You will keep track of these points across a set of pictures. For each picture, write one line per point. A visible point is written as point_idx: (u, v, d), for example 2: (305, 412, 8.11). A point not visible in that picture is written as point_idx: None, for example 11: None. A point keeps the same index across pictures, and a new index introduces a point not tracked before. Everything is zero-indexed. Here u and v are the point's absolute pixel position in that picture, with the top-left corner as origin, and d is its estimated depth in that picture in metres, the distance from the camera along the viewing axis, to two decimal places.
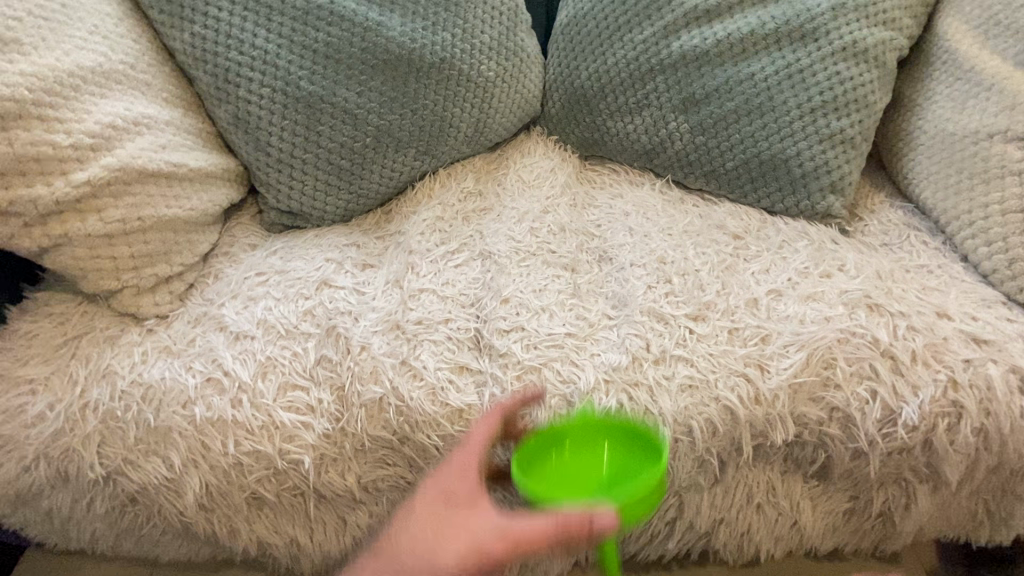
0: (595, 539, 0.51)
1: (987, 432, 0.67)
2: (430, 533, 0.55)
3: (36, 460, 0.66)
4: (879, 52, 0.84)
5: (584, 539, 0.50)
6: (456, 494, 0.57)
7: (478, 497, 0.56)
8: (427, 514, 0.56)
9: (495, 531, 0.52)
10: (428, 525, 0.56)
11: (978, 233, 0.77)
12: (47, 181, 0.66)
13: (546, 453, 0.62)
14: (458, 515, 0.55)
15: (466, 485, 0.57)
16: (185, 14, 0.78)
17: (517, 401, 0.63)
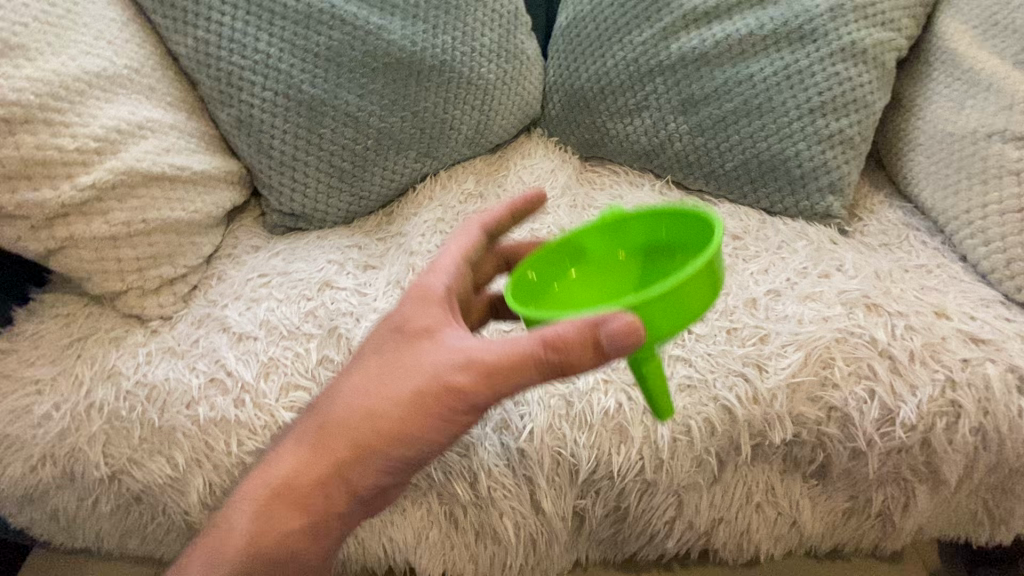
0: (614, 357, 0.45)
1: (985, 432, 0.67)
2: (385, 352, 0.55)
3: (43, 459, 0.67)
4: (878, 53, 0.85)
5: (588, 363, 0.45)
6: (414, 325, 0.54)
7: (441, 324, 0.54)
8: (381, 355, 0.55)
9: (448, 365, 0.51)
10: (382, 365, 0.54)
11: (977, 233, 0.77)
12: (53, 184, 0.67)
13: (549, 284, 0.58)
14: (414, 344, 0.54)
15: (427, 317, 0.54)
16: (188, 19, 0.79)
17: (513, 212, 0.62)
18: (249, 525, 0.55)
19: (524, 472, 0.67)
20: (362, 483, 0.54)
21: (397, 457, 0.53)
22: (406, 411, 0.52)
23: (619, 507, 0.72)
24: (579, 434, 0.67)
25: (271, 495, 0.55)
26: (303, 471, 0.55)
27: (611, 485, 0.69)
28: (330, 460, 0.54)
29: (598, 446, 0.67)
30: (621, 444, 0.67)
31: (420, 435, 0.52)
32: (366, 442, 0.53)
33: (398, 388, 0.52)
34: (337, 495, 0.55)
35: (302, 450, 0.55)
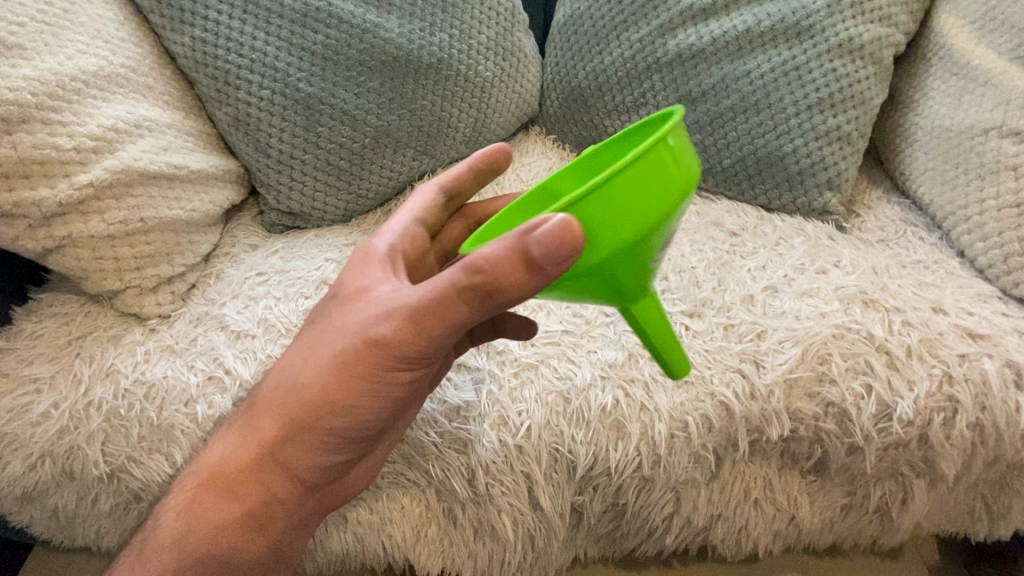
0: (551, 269, 0.42)
1: (982, 426, 0.67)
2: (320, 322, 0.58)
3: (42, 458, 0.67)
4: (875, 49, 0.85)
5: (521, 285, 0.44)
6: (350, 287, 0.57)
7: (374, 283, 0.56)
8: (317, 325, 0.58)
9: (369, 322, 0.53)
10: (316, 335, 0.57)
11: (974, 228, 0.77)
12: (50, 184, 0.67)
13: None
14: (347, 305, 0.56)
15: (362, 280, 0.57)
16: (185, 18, 0.79)
17: (475, 164, 0.65)
18: (186, 508, 0.57)
19: (522, 469, 0.67)
20: (293, 455, 0.57)
21: (324, 426, 0.55)
22: (330, 375, 0.54)
23: (617, 504, 0.72)
24: (577, 431, 0.67)
25: (209, 479, 0.58)
26: (235, 453, 0.57)
27: (609, 481, 0.69)
28: (263, 437, 0.57)
29: (595, 442, 0.67)
30: (619, 440, 0.67)
31: (351, 401, 0.54)
32: (293, 413, 0.55)
33: (325, 353, 0.55)
34: (272, 470, 0.57)
35: (240, 431, 0.58)
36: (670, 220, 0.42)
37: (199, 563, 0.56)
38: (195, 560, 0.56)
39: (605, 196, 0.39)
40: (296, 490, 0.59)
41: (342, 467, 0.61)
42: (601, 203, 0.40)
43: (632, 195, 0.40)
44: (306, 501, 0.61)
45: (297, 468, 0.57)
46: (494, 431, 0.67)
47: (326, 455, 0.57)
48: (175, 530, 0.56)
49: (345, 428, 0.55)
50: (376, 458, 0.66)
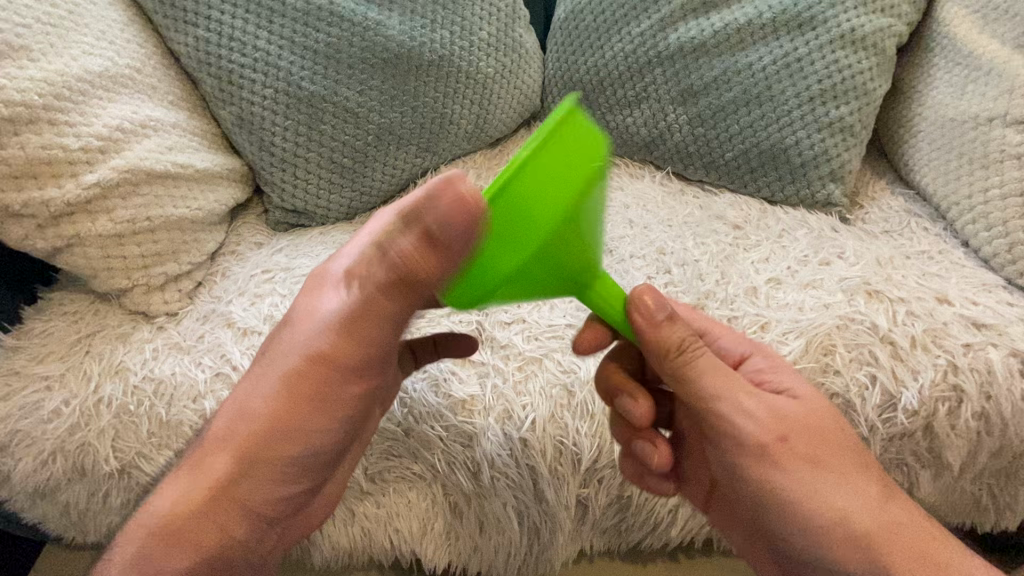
0: (456, 246, 0.42)
1: (988, 415, 0.67)
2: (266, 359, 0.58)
3: (53, 454, 0.68)
4: (877, 39, 0.85)
5: (436, 269, 0.44)
6: (282, 322, 0.59)
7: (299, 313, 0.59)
8: (262, 361, 0.59)
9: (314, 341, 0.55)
10: (256, 373, 0.58)
11: (978, 218, 0.77)
12: (58, 184, 0.68)
13: None
14: (282, 338, 0.58)
15: (291, 313, 0.59)
16: (188, 18, 0.79)
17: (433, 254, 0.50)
18: (138, 562, 0.53)
19: (527, 461, 0.67)
20: (252, 491, 0.56)
21: (282, 453, 0.56)
22: (281, 402, 0.55)
23: (622, 496, 0.73)
24: (581, 423, 0.67)
25: (160, 530, 0.54)
26: (185, 498, 0.55)
27: (614, 474, 0.70)
28: (216, 478, 0.56)
29: (599, 435, 0.67)
30: None
31: (302, 422, 0.55)
32: (245, 447, 0.55)
33: (275, 377, 0.56)
34: (226, 510, 0.55)
35: (190, 479, 0.56)
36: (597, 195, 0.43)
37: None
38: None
39: (561, 145, 0.40)
40: (253, 531, 0.57)
41: (300, 501, 0.61)
42: (546, 167, 0.40)
43: (554, 178, 0.40)
44: (266, 538, 0.60)
45: (254, 503, 0.56)
46: (499, 424, 0.67)
47: (285, 484, 0.57)
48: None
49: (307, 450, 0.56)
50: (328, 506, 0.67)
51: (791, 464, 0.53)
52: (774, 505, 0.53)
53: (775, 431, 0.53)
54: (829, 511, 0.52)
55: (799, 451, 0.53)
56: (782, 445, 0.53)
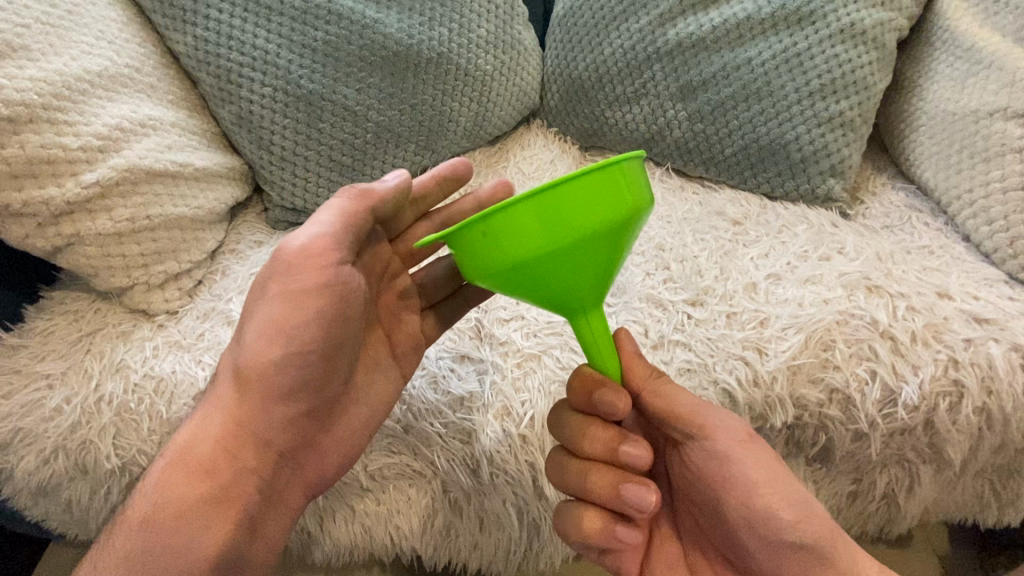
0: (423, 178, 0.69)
1: (989, 411, 0.67)
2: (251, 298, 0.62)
3: (55, 452, 0.68)
4: (878, 33, 0.84)
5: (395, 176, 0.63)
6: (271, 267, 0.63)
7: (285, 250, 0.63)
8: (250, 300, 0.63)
9: (278, 258, 0.59)
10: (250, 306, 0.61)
11: (979, 212, 0.77)
12: (58, 183, 0.68)
13: None
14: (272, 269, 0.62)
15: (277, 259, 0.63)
16: (187, 18, 0.80)
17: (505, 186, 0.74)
18: (156, 488, 0.57)
19: (526, 458, 0.67)
20: (258, 411, 0.58)
21: (275, 361, 0.57)
22: (268, 312, 0.57)
23: None
24: None
25: (175, 461, 0.58)
26: (197, 431, 0.59)
27: None
28: (227, 405, 0.59)
29: None
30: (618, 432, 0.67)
31: (293, 325, 0.57)
32: (242, 363, 0.58)
33: (254, 299, 0.60)
34: (231, 435, 0.58)
35: (204, 411, 0.60)
36: (624, 234, 0.47)
37: (170, 545, 0.54)
38: (162, 548, 0.54)
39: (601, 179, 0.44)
40: (264, 457, 0.59)
41: (305, 425, 0.61)
42: (580, 191, 0.43)
43: (597, 196, 0.44)
44: (277, 476, 0.61)
45: (258, 426, 0.59)
46: (498, 421, 0.67)
47: (275, 404, 0.58)
48: (145, 507, 0.56)
49: (285, 365, 0.57)
50: (354, 431, 0.65)
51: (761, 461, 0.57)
52: (743, 498, 0.56)
53: (743, 428, 0.59)
54: (790, 502, 0.56)
55: (763, 454, 0.58)
56: (751, 442, 0.58)
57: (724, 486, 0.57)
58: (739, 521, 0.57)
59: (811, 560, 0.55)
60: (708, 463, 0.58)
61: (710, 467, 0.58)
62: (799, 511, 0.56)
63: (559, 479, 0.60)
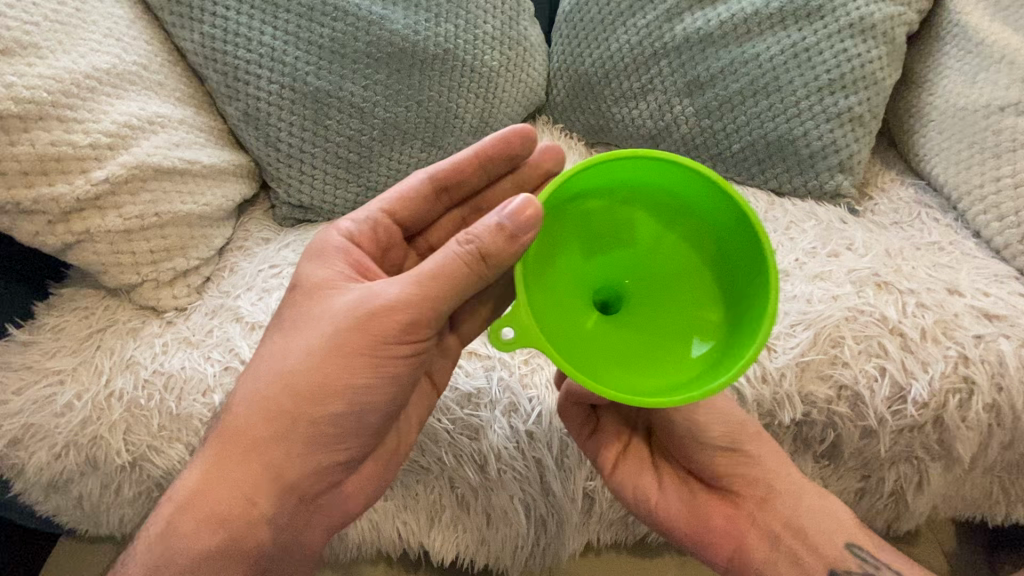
0: (495, 158, 0.64)
1: (999, 408, 0.67)
2: (292, 329, 0.56)
3: (66, 448, 0.69)
4: (888, 27, 0.84)
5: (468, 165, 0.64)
6: (312, 284, 0.58)
7: (337, 280, 0.58)
8: (284, 324, 0.57)
9: (355, 305, 0.54)
10: (291, 334, 0.56)
11: (990, 208, 0.77)
12: (68, 180, 0.69)
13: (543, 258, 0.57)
14: (320, 298, 0.57)
15: (326, 279, 0.58)
16: (193, 15, 0.80)
17: (544, 175, 0.68)
18: (163, 536, 0.54)
19: (533, 454, 0.69)
20: (292, 461, 0.55)
21: (323, 412, 0.54)
22: (319, 360, 0.54)
23: None
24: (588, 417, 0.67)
25: (183, 508, 0.54)
26: (213, 476, 0.55)
27: None
28: (253, 452, 0.54)
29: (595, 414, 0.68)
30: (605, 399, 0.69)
31: (349, 380, 0.54)
32: (282, 410, 0.54)
33: (306, 343, 0.55)
34: (253, 483, 0.54)
35: (220, 455, 0.55)
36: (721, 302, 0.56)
37: None
38: None
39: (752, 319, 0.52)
40: (288, 506, 0.56)
41: (336, 473, 0.59)
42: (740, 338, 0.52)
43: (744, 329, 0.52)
44: (298, 521, 0.58)
45: (291, 477, 0.55)
46: (505, 418, 0.68)
47: (318, 454, 0.56)
48: (145, 560, 0.53)
49: (338, 417, 0.55)
50: (378, 467, 0.63)
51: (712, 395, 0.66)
52: (687, 417, 0.65)
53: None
54: (721, 419, 0.64)
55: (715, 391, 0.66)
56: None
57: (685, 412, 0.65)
58: (683, 433, 0.65)
59: (739, 458, 0.64)
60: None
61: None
62: (735, 425, 0.64)
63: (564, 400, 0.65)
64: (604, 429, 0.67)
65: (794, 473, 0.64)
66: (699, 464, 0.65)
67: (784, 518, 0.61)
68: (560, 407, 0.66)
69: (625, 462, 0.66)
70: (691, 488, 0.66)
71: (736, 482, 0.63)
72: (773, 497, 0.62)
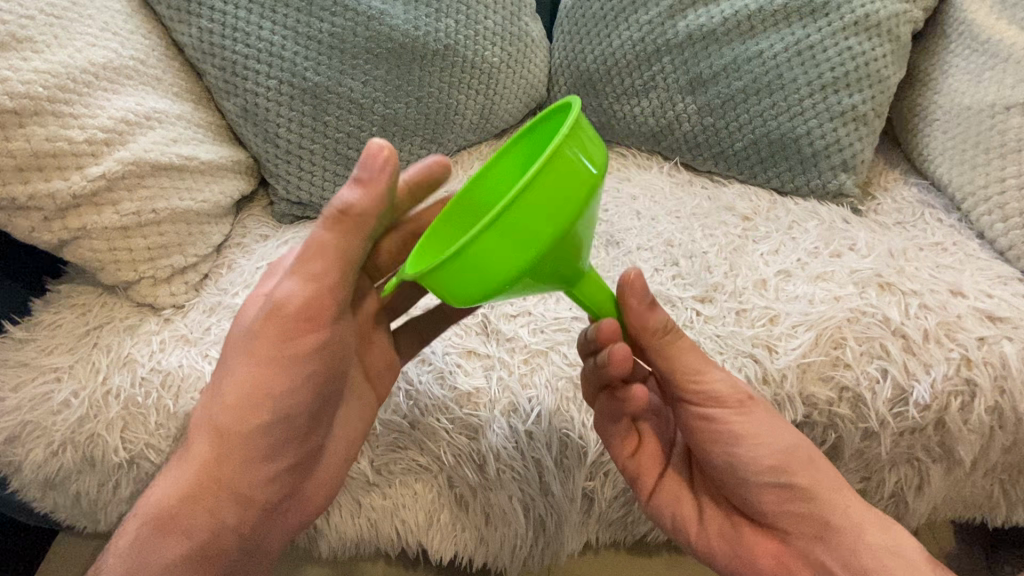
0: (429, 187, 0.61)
1: (1001, 410, 0.67)
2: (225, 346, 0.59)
3: (63, 445, 0.68)
4: (893, 25, 0.83)
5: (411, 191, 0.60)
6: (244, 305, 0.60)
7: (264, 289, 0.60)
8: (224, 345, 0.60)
9: (266, 311, 0.56)
10: (223, 351, 0.59)
11: (995, 209, 0.76)
12: (64, 176, 0.68)
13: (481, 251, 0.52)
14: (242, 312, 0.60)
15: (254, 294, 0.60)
16: (191, 9, 0.79)
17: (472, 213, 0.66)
18: (130, 554, 0.55)
19: (532, 454, 0.68)
20: (234, 468, 0.57)
21: (251, 418, 0.56)
22: (241, 369, 0.56)
23: (628, 490, 0.73)
24: (587, 417, 0.67)
25: (150, 523, 0.56)
26: (172, 490, 0.57)
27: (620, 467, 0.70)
28: (202, 461, 0.57)
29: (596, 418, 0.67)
30: None
31: (267, 383, 0.56)
32: (216, 421, 0.56)
33: (231, 357, 0.57)
34: (207, 494, 0.57)
35: (178, 467, 0.58)
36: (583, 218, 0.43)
37: None
38: None
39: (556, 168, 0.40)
40: (247, 513, 0.58)
41: (286, 478, 0.60)
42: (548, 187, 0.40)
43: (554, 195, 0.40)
44: (262, 526, 0.60)
45: (239, 485, 0.57)
46: (504, 417, 0.67)
47: (259, 463, 0.57)
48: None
49: (270, 423, 0.56)
50: (334, 472, 0.64)
51: (756, 418, 0.58)
52: (727, 449, 0.58)
53: (742, 393, 0.59)
54: (771, 449, 0.57)
55: (761, 412, 0.59)
56: (749, 405, 0.59)
57: (726, 442, 0.58)
58: (724, 464, 0.59)
59: (789, 493, 0.57)
60: (701, 424, 0.59)
61: (699, 427, 0.59)
62: (782, 455, 0.57)
63: (601, 426, 0.64)
64: (643, 450, 0.65)
65: (854, 504, 0.57)
66: (746, 498, 0.59)
67: (842, 557, 0.55)
68: (599, 427, 0.64)
69: (662, 487, 0.65)
70: (733, 520, 0.62)
71: (785, 519, 0.58)
72: (829, 536, 0.56)
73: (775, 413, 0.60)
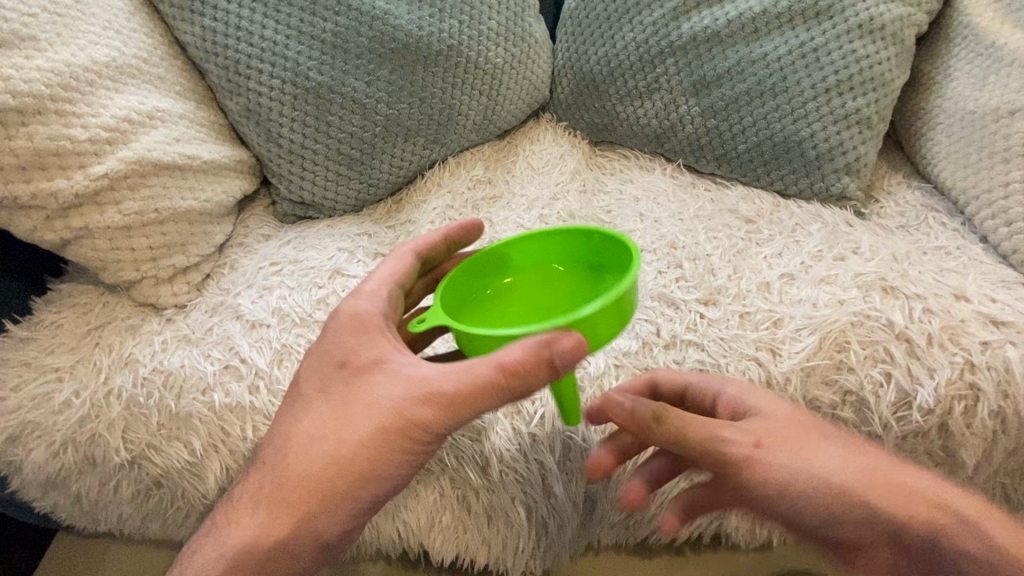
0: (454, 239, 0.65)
1: (1005, 415, 0.67)
2: (339, 393, 0.54)
3: (64, 445, 0.68)
4: (897, 28, 0.83)
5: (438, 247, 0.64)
6: (358, 359, 0.54)
7: (386, 354, 0.54)
8: (330, 391, 0.55)
9: (404, 399, 0.51)
10: (336, 409, 0.53)
11: (999, 213, 0.76)
12: (66, 175, 0.68)
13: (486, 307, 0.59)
14: (363, 377, 0.54)
15: (373, 350, 0.54)
16: (194, 7, 0.79)
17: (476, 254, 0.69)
18: None
19: (535, 456, 0.68)
20: (331, 526, 0.53)
21: (362, 495, 0.53)
22: (366, 450, 0.51)
23: None
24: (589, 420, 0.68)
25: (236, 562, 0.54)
26: (260, 534, 0.53)
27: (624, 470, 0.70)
28: (297, 516, 0.53)
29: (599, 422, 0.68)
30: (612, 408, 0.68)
31: (391, 470, 0.52)
32: (327, 488, 0.52)
33: (354, 430, 0.52)
34: (296, 542, 0.54)
35: (262, 507, 0.54)
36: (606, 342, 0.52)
37: None
38: None
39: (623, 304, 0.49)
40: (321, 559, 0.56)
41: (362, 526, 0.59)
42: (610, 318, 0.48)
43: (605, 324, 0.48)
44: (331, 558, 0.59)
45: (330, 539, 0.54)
46: (507, 419, 0.68)
47: (361, 522, 0.55)
48: None
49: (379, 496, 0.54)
50: None
51: (781, 462, 0.53)
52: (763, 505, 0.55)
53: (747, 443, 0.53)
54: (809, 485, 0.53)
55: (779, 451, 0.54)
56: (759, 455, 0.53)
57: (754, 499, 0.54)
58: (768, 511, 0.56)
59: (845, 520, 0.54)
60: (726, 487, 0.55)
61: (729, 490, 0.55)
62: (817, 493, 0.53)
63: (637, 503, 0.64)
64: None
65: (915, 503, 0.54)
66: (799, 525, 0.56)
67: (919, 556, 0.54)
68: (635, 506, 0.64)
69: None
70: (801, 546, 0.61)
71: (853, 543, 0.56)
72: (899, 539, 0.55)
73: (799, 438, 0.55)
